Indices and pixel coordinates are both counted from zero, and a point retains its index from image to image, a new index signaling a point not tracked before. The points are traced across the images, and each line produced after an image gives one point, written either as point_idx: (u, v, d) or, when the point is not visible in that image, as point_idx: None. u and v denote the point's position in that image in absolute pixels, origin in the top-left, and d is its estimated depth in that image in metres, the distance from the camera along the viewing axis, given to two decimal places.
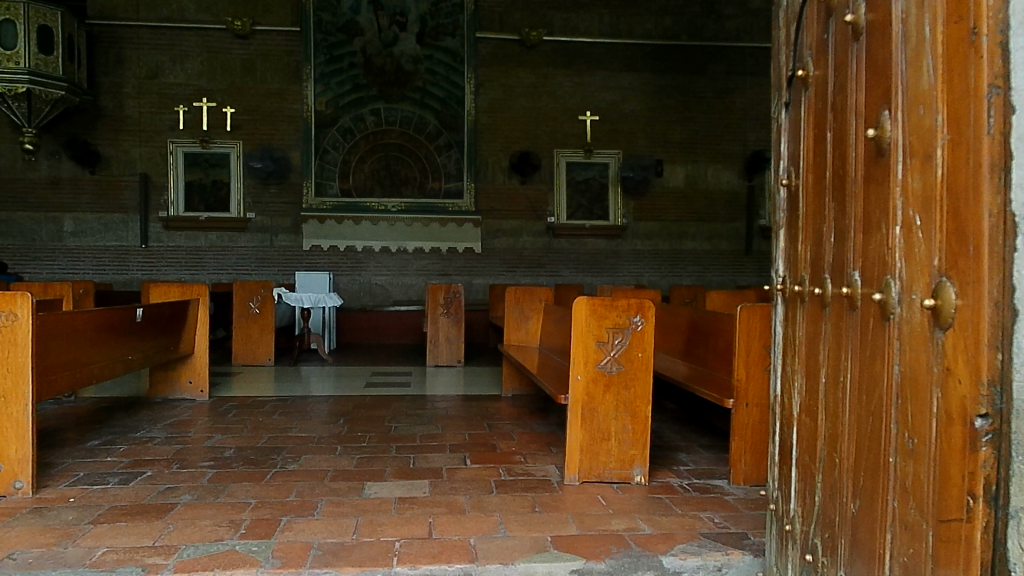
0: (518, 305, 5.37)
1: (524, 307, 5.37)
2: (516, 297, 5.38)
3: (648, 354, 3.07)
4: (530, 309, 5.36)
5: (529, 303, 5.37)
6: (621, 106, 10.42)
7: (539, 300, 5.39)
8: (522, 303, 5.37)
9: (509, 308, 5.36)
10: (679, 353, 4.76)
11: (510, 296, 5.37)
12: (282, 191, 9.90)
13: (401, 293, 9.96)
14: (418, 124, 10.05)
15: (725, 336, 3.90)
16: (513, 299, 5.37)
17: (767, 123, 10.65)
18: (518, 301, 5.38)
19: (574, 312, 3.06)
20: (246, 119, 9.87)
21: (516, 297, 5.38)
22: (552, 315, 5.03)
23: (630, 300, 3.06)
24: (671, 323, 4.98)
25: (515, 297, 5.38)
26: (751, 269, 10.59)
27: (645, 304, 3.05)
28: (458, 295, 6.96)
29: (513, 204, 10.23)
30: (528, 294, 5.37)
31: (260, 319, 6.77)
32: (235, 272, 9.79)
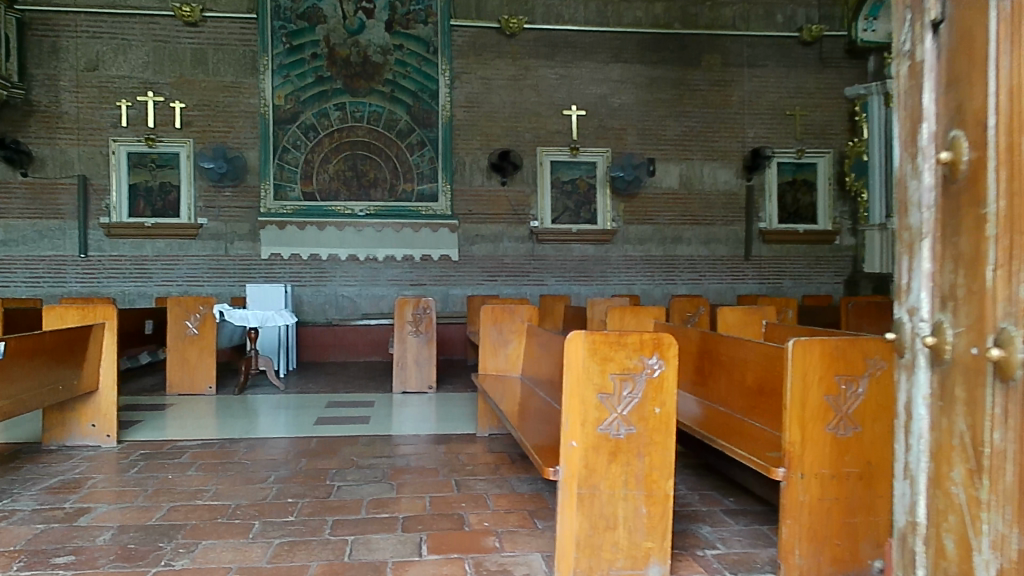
0: (496, 327, 4.48)
1: (503, 328, 4.48)
2: (494, 318, 4.48)
3: (668, 408, 2.24)
4: (511, 331, 4.48)
5: (509, 323, 4.48)
6: (610, 100, 9.59)
7: (521, 321, 4.48)
8: (500, 324, 4.48)
9: (484, 329, 4.48)
10: (689, 387, 3.91)
11: (485, 315, 4.46)
12: (238, 193, 8.97)
13: (371, 306, 9.15)
14: (387, 119, 9.18)
15: (754, 373, 3.07)
16: (488, 318, 4.46)
17: (768, 118, 9.86)
18: (495, 323, 4.48)
19: (568, 350, 2.21)
20: (197, 115, 8.93)
21: (493, 315, 4.47)
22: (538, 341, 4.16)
23: (643, 335, 2.23)
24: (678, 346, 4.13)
25: (493, 316, 4.47)
26: (751, 276, 9.80)
27: (664, 340, 2.22)
28: (429, 311, 6.02)
29: (493, 207, 9.36)
30: (508, 314, 4.47)
31: (198, 342, 5.85)
32: (186, 284, 8.89)
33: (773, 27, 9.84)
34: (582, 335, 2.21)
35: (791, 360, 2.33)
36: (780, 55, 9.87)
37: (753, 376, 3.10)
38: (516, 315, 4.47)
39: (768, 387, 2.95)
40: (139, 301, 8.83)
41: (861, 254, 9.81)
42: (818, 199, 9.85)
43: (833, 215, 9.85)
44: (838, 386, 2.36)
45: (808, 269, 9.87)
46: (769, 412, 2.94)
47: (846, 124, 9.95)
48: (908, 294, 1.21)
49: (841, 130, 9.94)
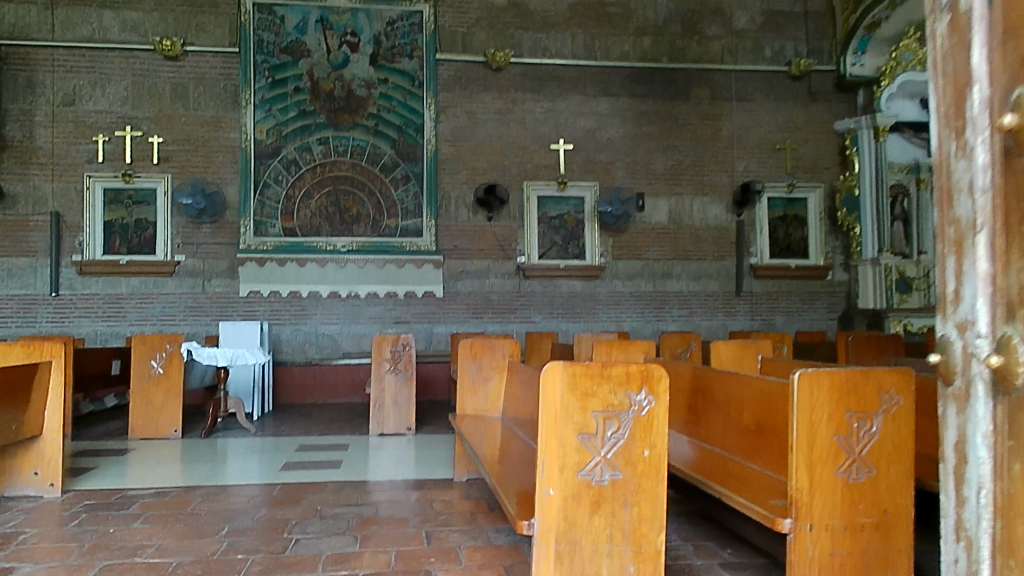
0: (476, 363, 4.18)
1: (483, 364, 4.18)
2: (474, 354, 4.18)
3: (658, 450, 1.97)
4: (493, 367, 4.19)
5: (490, 359, 4.18)
6: (597, 134, 9.45)
7: (502, 358, 4.18)
8: (481, 361, 4.18)
9: (463, 366, 4.17)
10: (682, 426, 3.62)
11: (463, 350, 4.16)
12: (217, 229, 8.72)
13: (352, 344, 8.85)
14: (371, 154, 8.99)
15: (753, 410, 2.80)
16: (467, 354, 4.16)
17: (758, 152, 9.72)
18: (475, 359, 4.18)
19: (544, 385, 1.94)
20: (176, 150, 8.72)
21: (472, 351, 4.16)
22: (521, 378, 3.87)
23: (630, 366, 1.96)
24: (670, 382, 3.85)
25: (473, 352, 4.17)
26: (744, 312, 9.57)
27: (652, 372, 1.95)
28: (408, 347, 5.74)
29: (479, 243, 9.13)
30: (489, 350, 4.17)
31: (164, 382, 5.55)
32: (161, 323, 8.58)
33: (761, 61, 9.78)
34: (560, 366, 1.93)
35: (797, 395, 2.06)
36: (769, 89, 9.79)
37: (752, 414, 2.82)
38: (497, 351, 4.17)
39: (769, 426, 2.67)
40: (111, 341, 8.50)
41: (854, 289, 9.59)
42: (810, 233, 9.66)
43: (825, 250, 9.66)
44: (851, 424, 2.08)
45: (801, 305, 9.62)
46: (770, 454, 2.66)
47: (836, 158, 9.83)
48: (955, 303, 0.98)
49: (832, 163, 9.83)
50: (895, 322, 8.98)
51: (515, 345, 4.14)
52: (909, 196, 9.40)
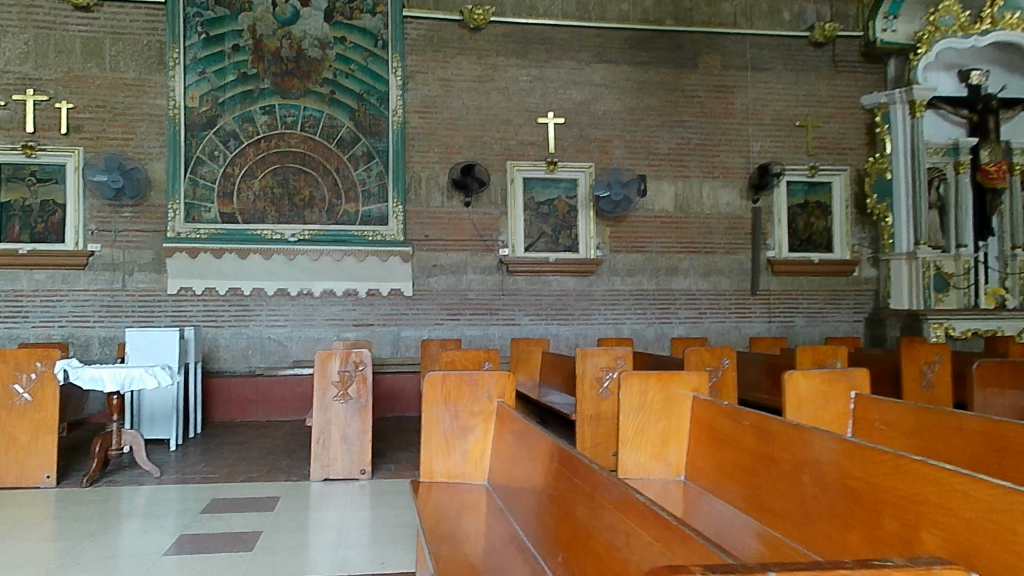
0: (449, 411, 2.82)
1: (462, 407, 2.83)
2: (446, 397, 2.84)
3: None
4: (473, 414, 2.83)
5: (471, 404, 2.83)
6: (592, 106, 8.15)
7: (486, 402, 2.84)
8: (456, 404, 2.83)
9: (429, 411, 2.83)
10: (751, 514, 2.36)
11: (429, 389, 2.83)
12: (140, 214, 7.29)
13: (304, 351, 7.49)
14: (326, 126, 7.63)
15: (941, 535, 1.54)
16: (436, 396, 2.82)
17: (773, 129, 8.52)
18: (449, 403, 2.83)
19: None
20: (89, 118, 7.26)
21: (443, 388, 2.83)
22: (521, 440, 2.56)
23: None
24: (732, 434, 2.59)
25: (444, 389, 2.83)
26: (758, 313, 8.35)
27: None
28: (362, 366, 4.40)
29: (455, 232, 7.79)
30: (469, 393, 2.83)
31: (32, 415, 4.09)
32: (71, 325, 7.14)
33: (777, 26, 8.55)
34: None
35: None
36: (786, 58, 8.58)
37: (940, 537, 1.55)
38: (480, 393, 2.84)
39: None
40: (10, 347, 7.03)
41: (883, 287, 8.49)
42: (833, 224, 8.55)
43: (851, 242, 8.53)
44: None
45: (822, 306, 8.49)
46: None
47: (862, 137, 8.70)
48: None
49: (857, 144, 8.69)
50: (936, 326, 7.82)
51: (510, 384, 2.84)
52: (946, 180, 8.47)
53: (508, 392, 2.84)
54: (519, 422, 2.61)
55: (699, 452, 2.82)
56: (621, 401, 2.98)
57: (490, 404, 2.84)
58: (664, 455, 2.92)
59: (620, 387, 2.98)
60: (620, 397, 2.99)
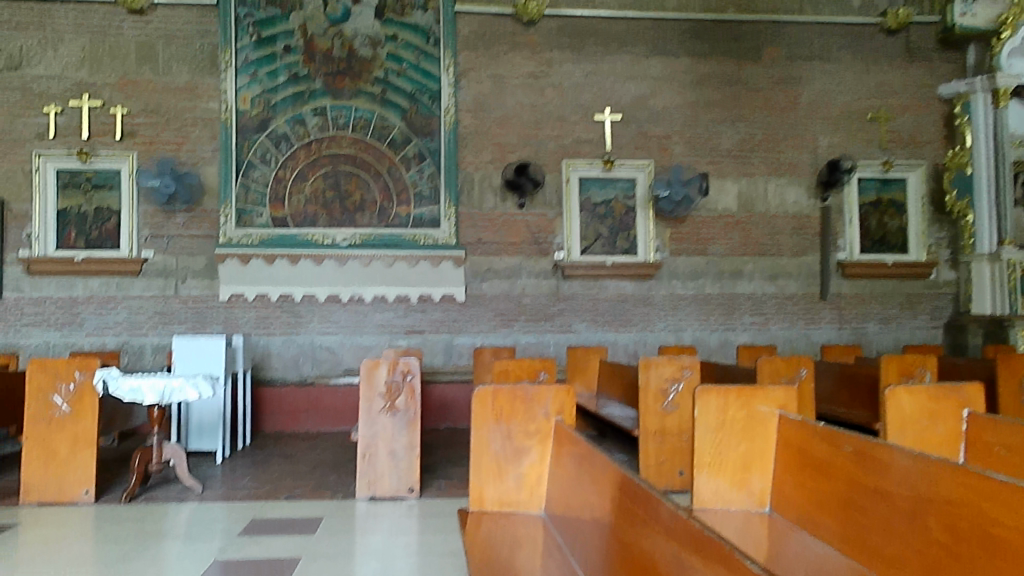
0: (500, 430, 2.52)
1: (516, 427, 2.52)
2: (498, 416, 2.54)
3: None
4: (528, 434, 2.53)
5: (526, 423, 2.53)
6: (651, 102, 7.81)
7: (543, 420, 2.53)
8: (509, 424, 2.53)
9: (479, 431, 2.53)
10: (857, 557, 2.03)
11: (478, 406, 2.53)
12: (192, 220, 7.23)
13: (355, 359, 7.33)
14: (377, 127, 7.47)
15: None
16: (486, 414, 2.53)
17: (844, 123, 8.02)
18: (501, 422, 2.53)
19: None
20: (142, 123, 7.24)
21: (494, 405, 2.53)
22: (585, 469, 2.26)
23: None
24: (830, 461, 2.25)
25: (495, 407, 2.53)
26: (829, 318, 7.84)
27: None
28: (410, 376, 4.16)
29: (509, 235, 7.53)
30: (524, 411, 2.53)
31: (71, 426, 4.06)
32: (125, 331, 7.11)
33: (848, 12, 8.07)
34: None
35: None
36: (858, 47, 8.08)
37: None
38: (536, 410, 2.53)
39: None
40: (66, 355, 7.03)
41: (964, 291, 7.88)
42: (910, 223, 7.99)
43: (928, 243, 7.95)
44: None
45: (897, 311, 7.92)
46: None
47: (940, 129, 8.12)
48: None
49: (935, 136, 8.12)
50: None
51: (570, 400, 2.52)
52: None
53: (568, 410, 2.52)
54: (582, 447, 2.29)
55: (787, 480, 2.49)
56: (698, 419, 2.72)
57: (548, 423, 2.53)
58: (746, 481, 2.62)
59: (697, 405, 2.72)
60: (696, 414, 2.73)
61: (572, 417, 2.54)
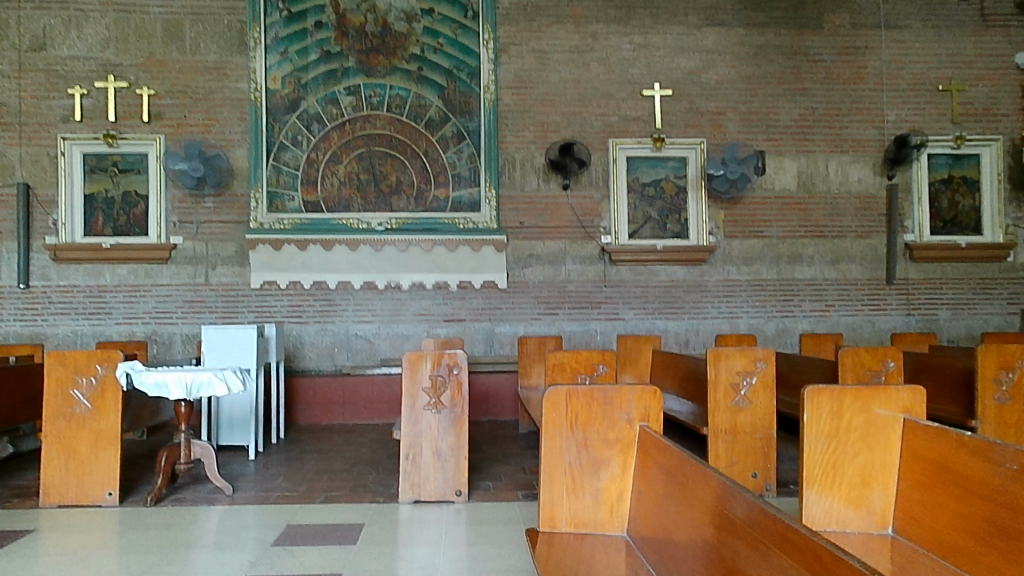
0: (575, 439, 2.12)
1: (594, 435, 2.12)
2: (572, 423, 2.13)
3: None
4: (608, 444, 2.12)
5: (605, 431, 2.12)
6: (704, 75, 7.32)
7: (625, 427, 2.12)
8: (585, 431, 2.12)
9: (550, 440, 2.13)
10: None
11: (549, 411, 2.13)
12: (222, 205, 6.94)
13: (392, 349, 7.00)
14: (414, 106, 7.11)
15: None
16: (559, 420, 2.13)
17: (910, 96, 7.46)
18: (576, 430, 2.13)
19: None
20: (170, 105, 6.95)
21: (568, 410, 2.13)
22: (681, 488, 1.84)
23: None
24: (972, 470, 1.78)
25: (569, 412, 2.13)
26: (896, 305, 7.33)
27: None
28: (456, 370, 3.81)
29: (552, 218, 7.13)
30: (602, 415, 2.12)
31: (93, 424, 3.74)
32: (154, 321, 6.86)
33: None
34: None
35: None
36: (926, 14, 7.51)
37: None
38: (617, 415, 2.12)
39: None
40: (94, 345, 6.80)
41: None
42: (983, 203, 7.44)
43: (1004, 224, 7.38)
44: None
45: (970, 297, 7.38)
46: None
47: (1016, 101, 7.52)
48: None
49: (1011, 109, 7.52)
50: None
51: (656, 404, 2.12)
52: None
53: (654, 415, 2.12)
54: (677, 461, 1.87)
55: (915, 498, 2.03)
56: (806, 425, 2.29)
57: (630, 430, 2.12)
58: (865, 499, 2.16)
59: (805, 408, 2.30)
60: (804, 419, 2.30)
61: (659, 423, 2.13)
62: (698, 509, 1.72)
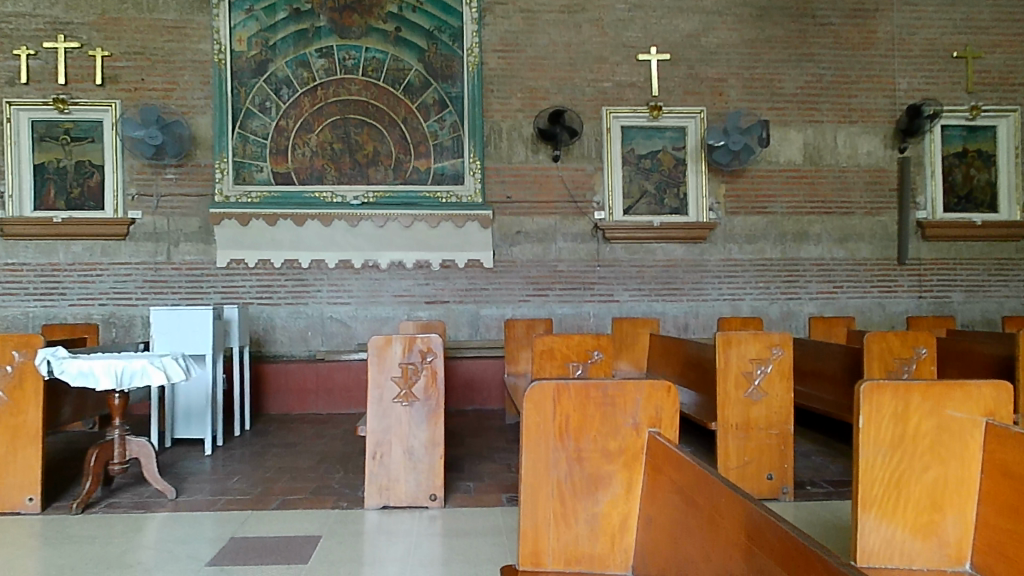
0: (565, 451, 1.64)
1: (590, 445, 1.64)
2: (562, 430, 1.65)
3: None
4: (609, 456, 1.64)
5: (604, 439, 1.64)
6: (704, 39, 6.81)
7: (630, 435, 1.63)
8: (579, 441, 1.64)
9: (533, 451, 1.65)
10: None
11: (531, 415, 1.65)
12: (184, 176, 6.40)
13: (370, 333, 6.51)
14: (392, 70, 6.58)
15: None
16: (543, 427, 1.64)
17: (924, 63, 6.97)
18: (566, 439, 1.65)
19: None
20: (126, 67, 6.39)
21: (556, 414, 1.65)
22: (707, 521, 1.35)
23: None
24: None
25: (557, 416, 1.65)
26: (907, 286, 6.89)
27: None
28: (429, 356, 3.32)
29: (542, 192, 6.64)
30: (600, 419, 1.64)
31: (7, 419, 3.25)
32: (111, 302, 6.33)
33: None
34: None
35: None
36: None
37: None
38: (619, 419, 1.64)
39: None
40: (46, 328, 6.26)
41: None
42: (1000, 177, 6.98)
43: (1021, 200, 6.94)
44: None
45: (985, 277, 6.94)
46: None
47: None
48: None
49: None
50: None
51: (670, 404, 1.63)
52: None
53: (667, 419, 1.63)
54: (699, 484, 1.39)
55: (999, 526, 1.56)
56: (862, 432, 1.79)
57: (636, 438, 1.63)
58: (934, 526, 1.69)
59: (860, 412, 1.78)
60: (859, 424, 1.79)
61: (673, 428, 1.64)
62: (735, 557, 1.23)
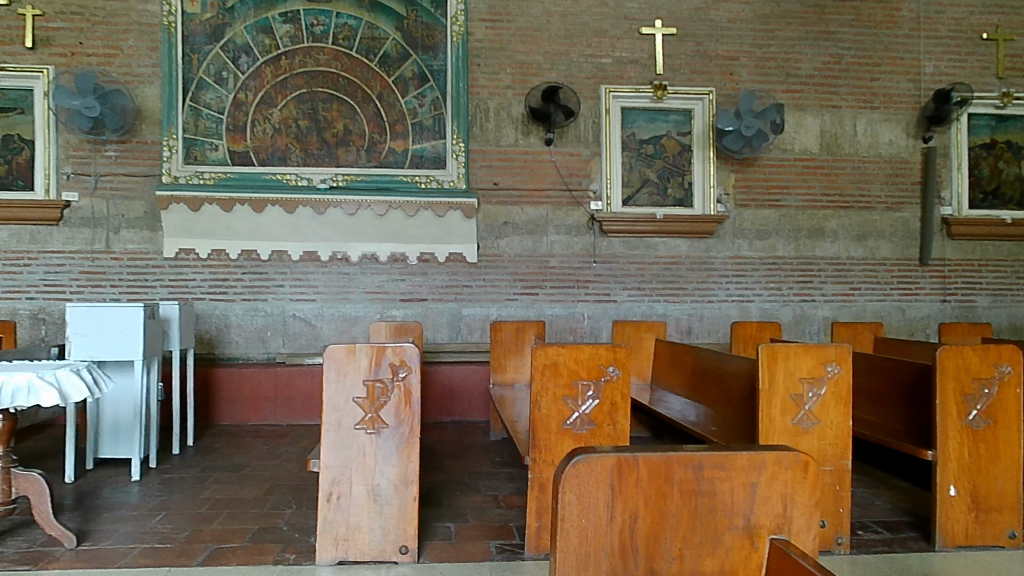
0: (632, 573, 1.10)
1: (674, 564, 1.10)
2: (627, 540, 1.10)
3: None
4: None
5: (694, 554, 1.10)
6: (714, 12, 6.16)
7: (734, 545, 1.10)
8: (653, 558, 1.10)
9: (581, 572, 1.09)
10: None
11: (577, 514, 1.09)
12: (128, 154, 5.63)
13: (338, 334, 5.79)
14: (365, 39, 5.86)
15: None
16: (597, 535, 1.09)
17: (952, 44, 6.37)
18: (632, 557, 1.10)
19: None
20: (61, 28, 5.59)
21: (617, 512, 1.09)
22: None
23: None
24: None
25: (620, 516, 1.09)
26: (929, 288, 6.30)
27: None
28: (405, 369, 2.62)
29: (533, 179, 5.95)
30: (688, 521, 1.11)
31: None
32: (39, 296, 5.53)
33: None
34: None
35: None
36: None
37: None
38: (718, 522, 1.10)
39: None
40: None
41: None
42: None
43: None
44: None
45: (1012, 280, 6.37)
46: None
47: None
48: None
49: None
50: None
51: (803, 494, 1.10)
52: None
53: (793, 520, 1.10)
54: None
55: None
56: None
57: (748, 552, 1.10)
58: None
59: None
60: None
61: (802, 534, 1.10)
62: None
